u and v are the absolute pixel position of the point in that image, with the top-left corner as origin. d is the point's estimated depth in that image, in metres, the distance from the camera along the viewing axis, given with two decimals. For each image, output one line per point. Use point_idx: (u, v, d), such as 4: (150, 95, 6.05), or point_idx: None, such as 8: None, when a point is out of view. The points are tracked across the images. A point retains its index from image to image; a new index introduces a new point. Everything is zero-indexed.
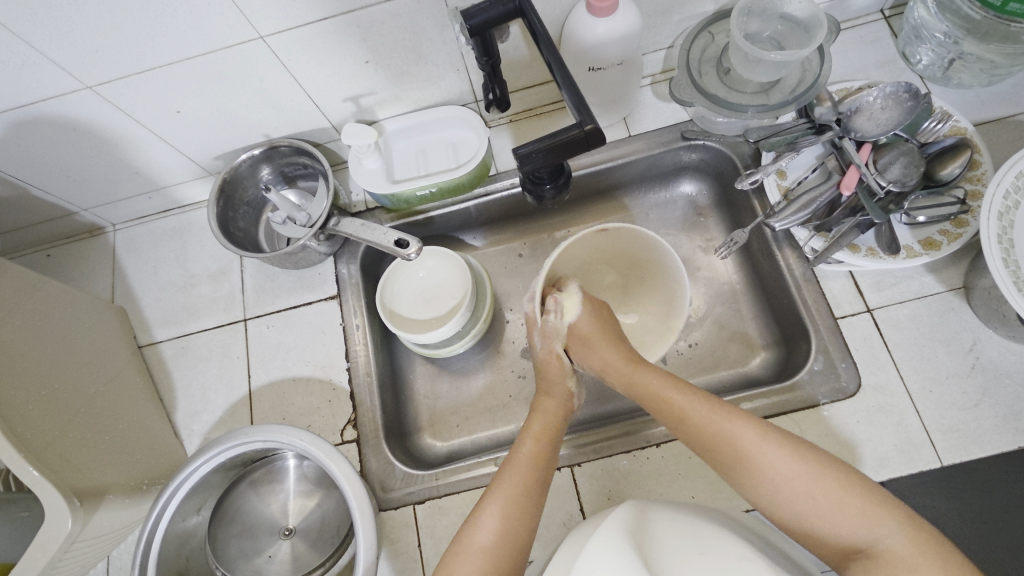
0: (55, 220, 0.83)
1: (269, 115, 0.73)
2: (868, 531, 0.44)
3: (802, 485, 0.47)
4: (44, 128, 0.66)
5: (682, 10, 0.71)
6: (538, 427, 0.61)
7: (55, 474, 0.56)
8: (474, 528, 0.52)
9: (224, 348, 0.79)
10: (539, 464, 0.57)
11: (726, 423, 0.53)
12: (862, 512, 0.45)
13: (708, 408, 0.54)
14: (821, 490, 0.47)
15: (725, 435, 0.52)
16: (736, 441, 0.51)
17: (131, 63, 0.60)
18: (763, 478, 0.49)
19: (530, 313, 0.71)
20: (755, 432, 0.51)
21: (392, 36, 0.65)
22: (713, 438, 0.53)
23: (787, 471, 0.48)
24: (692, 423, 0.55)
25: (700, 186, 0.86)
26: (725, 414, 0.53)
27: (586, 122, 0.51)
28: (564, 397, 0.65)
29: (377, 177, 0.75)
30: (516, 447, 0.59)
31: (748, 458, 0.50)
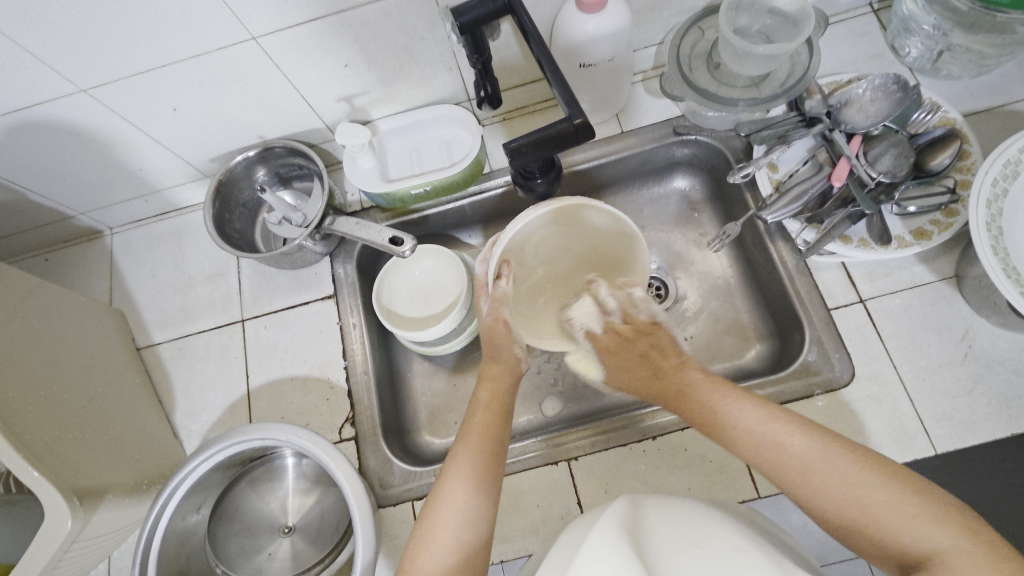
0: (52, 224, 0.84)
1: (263, 116, 0.74)
2: (933, 541, 0.39)
3: (860, 497, 0.42)
4: (40, 133, 0.66)
5: (672, 7, 0.72)
6: (486, 396, 0.62)
7: (54, 474, 0.56)
8: (434, 513, 0.51)
9: (222, 349, 0.79)
10: (489, 435, 0.57)
11: (783, 434, 0.47)
12: (921, 519, 0.40)
13: (763, 419, 0.49)
14: (884, 502, 0.41)
15: (783, 447, 0.47)
16: (793, 453, 0.46)
17: (125, 65, 0.60)
18: (819, 493, 0.44)
19: (481, 275, 0.71)
20: (817, 443, 0.46)
21: (383, 35, 0.65)
22: (767, 452, 0.48)
23: (845, 486, 0.43)
24: (744, 437, 0.50)
25: (693, 181, 0.86)
26: (783, 426, 0.48)
27: (576, 116, 0.51)
28: (512, 360, 0.66)
29: (371, 176, 0.76)
30: (468, 418, 0.60)
31: (807, 470, 0.45)
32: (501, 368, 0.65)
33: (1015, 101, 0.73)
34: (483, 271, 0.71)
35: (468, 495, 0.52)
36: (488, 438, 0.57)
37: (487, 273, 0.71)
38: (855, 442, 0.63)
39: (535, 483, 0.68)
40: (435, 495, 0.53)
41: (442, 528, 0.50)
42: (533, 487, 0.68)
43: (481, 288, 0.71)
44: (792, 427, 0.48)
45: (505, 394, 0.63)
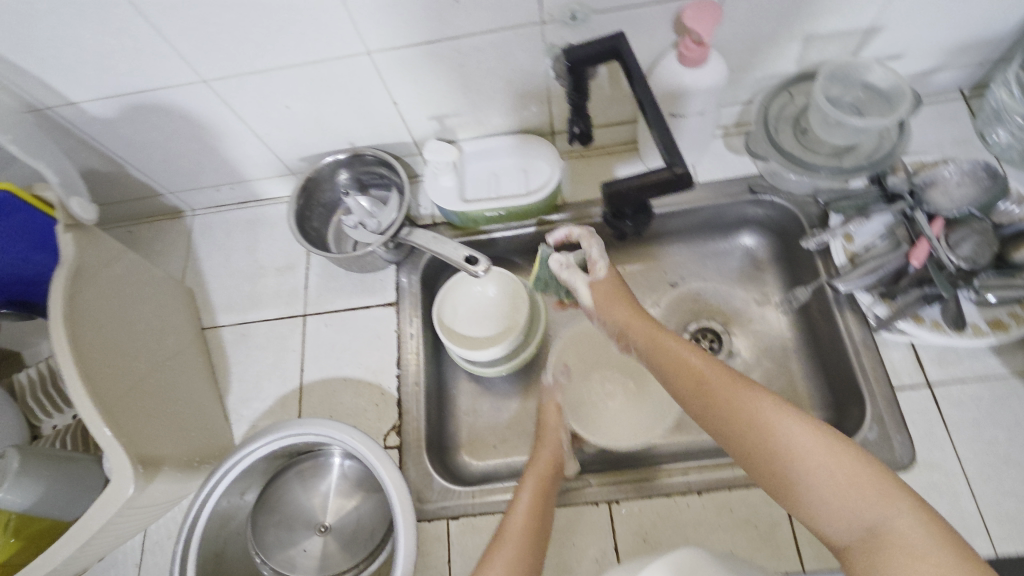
0: (142, 199, 0.88)
1: (358, 125, 0.77)
2: (886, 514, 0.46)
3: (835, 470, 0.49)
4: (156, 115, 0.70)
5: (765, 69, 0.74)
6: (541, 469, 0.66)
7: (125, 438, 0.58)
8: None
9: (281, 340, 0.81)
10: (545, 494, 0.64)
11: (760, 401, 0.54)
12: (878, 498, 0.47)
13: (758, 400, 0.55)
14: (860, 502, 0.47)
15: (794, 445, 0.51)
16: (801, 446, 0.51)
17: (247, 63, 0.64)
18: (788, 452, 0.51)
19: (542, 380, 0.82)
20: (824, 442, 0.50)
21: (487, 64, 0.68)
22: (744, 411, 0.55)
23: (819, 457, 0.50)
24: (761, 447, 0.53)
25: (760, 240, 0.87)
26: (784, 418, 0.53)
27: (677, 166, 0.52)
28: (556, 446, 0.70)
29: (450, 195, 0.78)
30: (515, 500, 0.63)
31: (782, 439, 0.52)
32: (551, 452, 0.69)
33: None
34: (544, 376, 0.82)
35: (523, 557, 0.59)
36: (544, 486, 0.65)
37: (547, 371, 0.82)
38: None
39: (572, 521, 0.68)
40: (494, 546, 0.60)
41: None
42: (571, 523, 0.67)
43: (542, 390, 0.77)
44: (770, 398, 0.55)
45: (552, 472, 0.67)
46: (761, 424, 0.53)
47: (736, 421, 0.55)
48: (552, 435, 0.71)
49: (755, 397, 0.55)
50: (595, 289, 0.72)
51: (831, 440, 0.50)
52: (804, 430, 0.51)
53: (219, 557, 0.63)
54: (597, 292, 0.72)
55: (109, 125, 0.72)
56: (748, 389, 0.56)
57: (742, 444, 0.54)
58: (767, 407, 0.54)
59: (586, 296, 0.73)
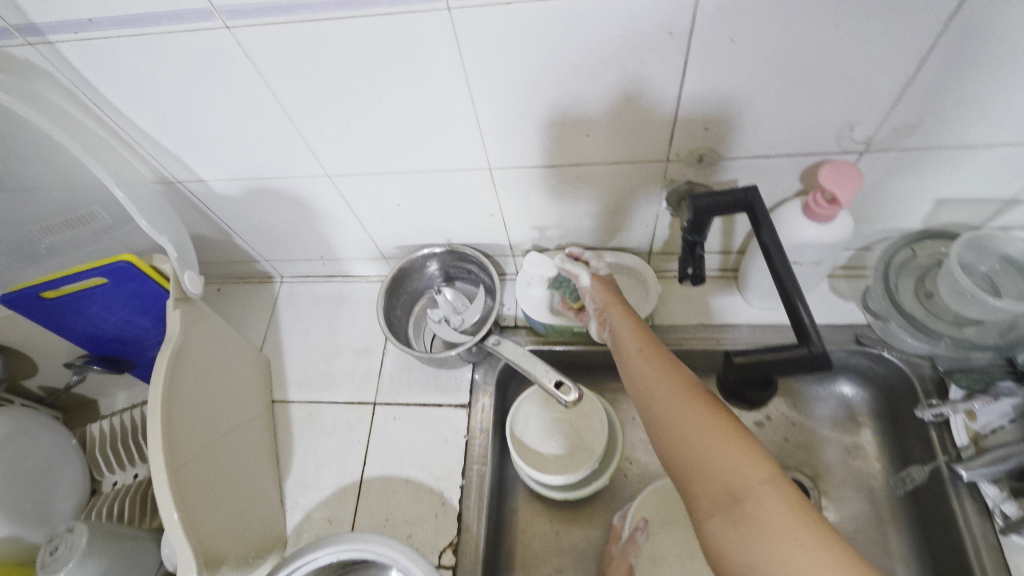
0: (238, 263, 0.91)
1: (460, 226, 0.78)
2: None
3: (755, 507, 0.44)
4: (273, 197, 0.73)
5: (887, 223, 0.71)
6: None
7: (196, 534, 0.57)
8: None
9: (348, 427, 0.80)
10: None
11: (711, 433, 0.48)
12: (750, 484, 0.45)
13: (709, 427, 0.49)
14: (778, 542, 0.42)
15: (720, 464, 0.46)
16: (728, 460, 0.46)
17: (371, 165, 0.66)
18: (709, 477, 0.46)
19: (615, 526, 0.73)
20: (742, 462, 0.46)
21: (602, 189, 0.68)
22: (698, 448, 0.48)
23: (772, 509, 0.43)
24: (689, 454, 0.48)
25: (860, 391, 0.80)
26: (708, 425, 0.49)
27: (814, 346, 0.46)
28: None
29: (540, 306, 0.78)
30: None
31: (724, 468, 0.46)
32: None
33: None
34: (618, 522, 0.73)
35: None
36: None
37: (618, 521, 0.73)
38: None
39: None
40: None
41: None
42: None
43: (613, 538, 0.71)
44: (724, 431, 0.48)
45: None
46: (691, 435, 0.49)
47: (667, 420, 0.51)
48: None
49: (699, 411, 0.50)
50: (594, 291, 0.69)
51: (764, 469, 0.45)
52: (735, 448, 0.47)
53: None
54: (592, 293, 0.69)
55: (229, 201, 0.75)
56: (694, 404, 0.50)
57: (670, 439, 0.50)
58: (691, 413, 0.50)
59: (587, 287, 0.70)
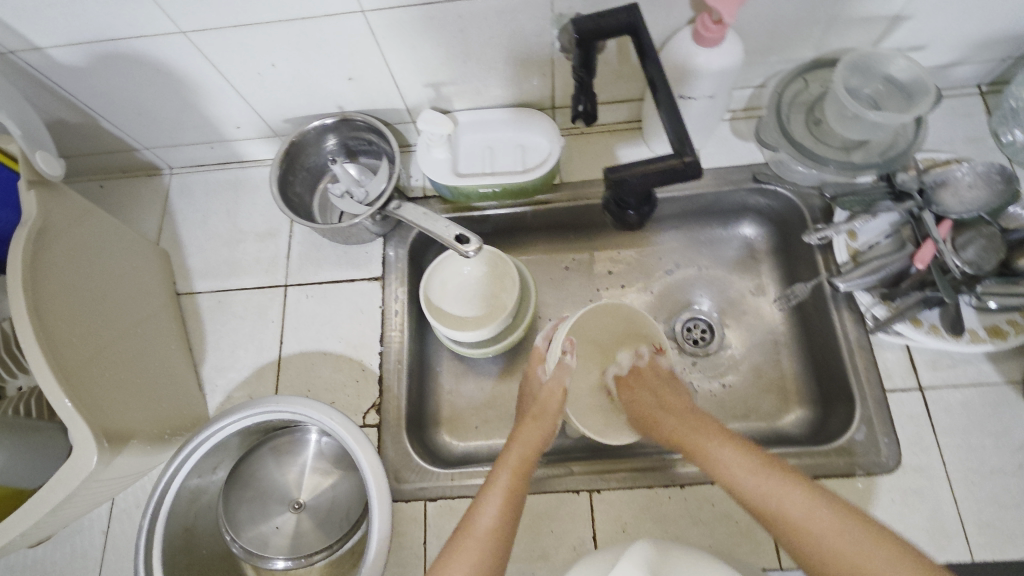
0: (116, 153, 0.83)
1: (348, 89, 0.73)
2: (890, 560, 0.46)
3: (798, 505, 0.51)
4: (126, 64, 0.65)
5: (781, 53, 0.70)
6: (515, 460, 0.60)
7: (89, 411, 0.56)
8: (465, 538, 0.54)
9: (260, 309, 0.79)
10: (513, 498, 0.57)
11: (737, 454, 0.56)
12: (784, 485, 0.53)
13: (731, 449, 0.57)
14: (853, 539, 0.48)
15: (754, 476, 0.54)
16: (771, 485, 0.53)
17: (228, 15, 0.59)
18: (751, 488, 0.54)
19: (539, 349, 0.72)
20: (786, 477, 0.53)
21: (489, 31, 0.63)
22: (732, 469, 0.56)
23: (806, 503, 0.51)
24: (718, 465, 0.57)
25: (760, 231, 0.84)
26: (728, 443, 0.58)
27: (687, 151, 0.46)
28: (543, 430, 0.64)
29: (442, 168, 0.74)
30: (493, 477, 0.59)
31: (758, 481, 0.54)
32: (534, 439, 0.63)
33: None
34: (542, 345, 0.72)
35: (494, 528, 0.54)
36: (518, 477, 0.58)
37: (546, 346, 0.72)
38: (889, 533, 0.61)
39: (551, 509, 0.66)
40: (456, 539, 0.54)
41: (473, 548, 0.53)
42: (548, 511, 0.66)
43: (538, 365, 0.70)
44: (745, 453, 0.56)
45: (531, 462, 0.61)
46: (714, 450, 0.58)
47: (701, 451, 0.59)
48: (546, 421, 0.64)
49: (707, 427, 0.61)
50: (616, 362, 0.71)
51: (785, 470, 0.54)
52: (765, 463, 0.55)
53: (190, 531, 0.63)
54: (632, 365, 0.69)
55: (77, 72, 0.66)
56: (709, 432, 0.60)
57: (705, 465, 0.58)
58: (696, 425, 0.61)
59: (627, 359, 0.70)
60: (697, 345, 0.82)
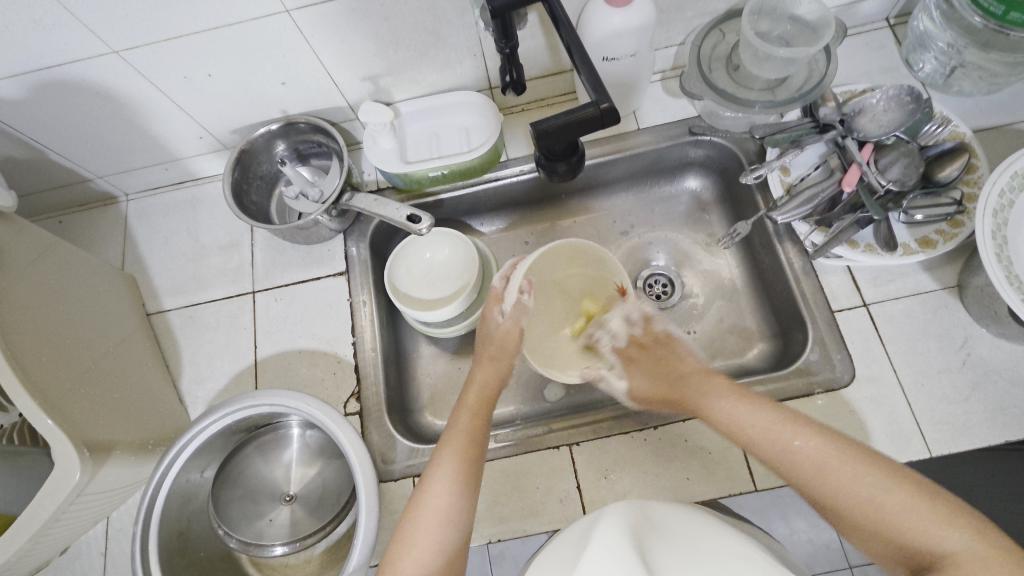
0: (70, 186, 0.84)
1: (289, 92, 0.75)
2: (947, 539, 0.43)
3: (864, 492, 0.48)
4: (66, 91, 0.67)
5: (696, 8, 0.73)
6: (473, 399, 0.66)
7: (67, 426, 0.57)
8: (426, 494, 0.56)
9: (231, 318, 0.80)
10: (473, 437, 0.61)
11: (796, 440, 0.53)
12: (850, 470, 0.49)
13: (790, 430, 0.54)
14: (903, 507, 0.46)
15: (803, 454, 0.52)
16: (819, 462, 0.51)
17: (158, 29, 0.61)
18: (815, 471, 0.51)
19: (497, 289, 0.74)
20: (831, 449, 0.51)
21: (413, 17, 0.66)
22: (783, 449, 0.54)
23: (872, 486, 0.48)
24: (765, 443, 0.55)
25: (704, 182, 0.88)
26: (785, 428, 0.54)
27: (603, 100, 0.52)
28: (502, 368, 0.70)
29: (390, 157, 0.76)
30: (455, 420, 0.64)
31: (813, 466, 0.51)
32: (492, 373, 0.69)
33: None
34: (500, 285, 0.74)
35: (451, 494, 0.56)
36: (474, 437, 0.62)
37: (504, 286, 0.74)
38: (852, 441, 0.65)
39: (535, 466, 0.69)
40: (418, 500, 0.57)
41: (436, 501, 0.56)
42: (533, 469, 0.69)
43: (496, 298, 0.73)
44: (807, 434, 0.53)
45: (488, 401, 0.67)
46: (757, 429, 0.56)
47: (755, 433, 0.56)
48: (502, 358, 0.70)
49: (746, 397, 0.59)
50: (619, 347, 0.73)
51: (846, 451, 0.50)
52: (810, 434, 0.53)
53: (185, 535, 0.64)
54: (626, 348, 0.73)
55: (18, 105, 0.68)
56: (774, 414, 0.56)
57: (763, 447, 0.56)
58: (740, 401, 0.59)
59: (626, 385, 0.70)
60: (659, 299, 0.85)
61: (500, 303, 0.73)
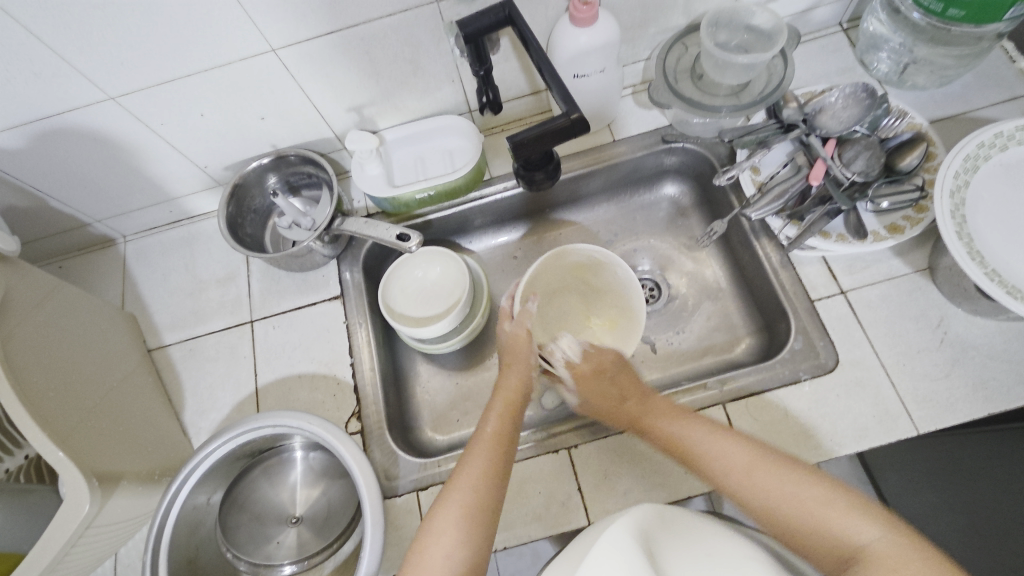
0: (69, 231, 0.87)
1: (277, 126, 0.78)
2: (864, 532, 0.46)
3: (793, 494, 0.51)
4: (65, 139, 0.70)
5: (658, 24, 0.78)
6: (501, 406, 0.66)
7: (76, 458, 0.59)
8: (439, 516, 0.55)
9: (231, 348, 0.82)
10: (500, 446, 0.61)
11: (734, 445, 0.56)
12: (780, 472, 0.53)
13: (724, 440, 0.58)
14: (825, 505, 0.49)
15: (734, 458, 0.56)
16: (750, 465, 0.54)
17: (151, 74, 0.65)
18: (756, 483, 0.53)
19: (507, 307, 0.77)
20: (761, 457, 0.55)
21: (392, 49, 0.70)
22: (717, 458, 0.57)
23: (797, 488, 0.51)
24: (703, 454, 0.58)
25: (682, 188, 0.91)
26: (724, 438, 0.58)
27: (572, 111, 0.56)
28: (524, 372, 0.70)
29: (378, 182, 0.79)
30: (481, 426, 0.64)
31: (750, 471, 0.54)
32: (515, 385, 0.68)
33: (977, 108, 0.79)
34: (508, 304, 0.77)
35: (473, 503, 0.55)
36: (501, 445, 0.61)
37: (511, 305, 0.77)
38: (841, 424, 0.67)
39: (536, 471, 0.70)
40: (434, 513, 0.55)
41: (443, 531, 0.53)
42: (534, 474, 0.70)
43: (506, 316, 0.76)
44: (735, 440, 0.57)
45: (517, 410, 0.66)
46: (694, 441, 0.59)
47: (709, 449, 0.58)
48: (521, 364, 0.71)
49: (686, 417, 0.62)
50: (574, 369, 0.72)
51: (770, 459, 0.54)
52: (738, 442, 0.57)
53: (194, 563, 0.64)
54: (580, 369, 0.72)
55: (19, 155, 0.71)
56: (713, 429, 0.59)
57: (713, 465, 0.57)
58: (676, 419, 0.63)
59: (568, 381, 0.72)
60: (647, 303, 0.87)
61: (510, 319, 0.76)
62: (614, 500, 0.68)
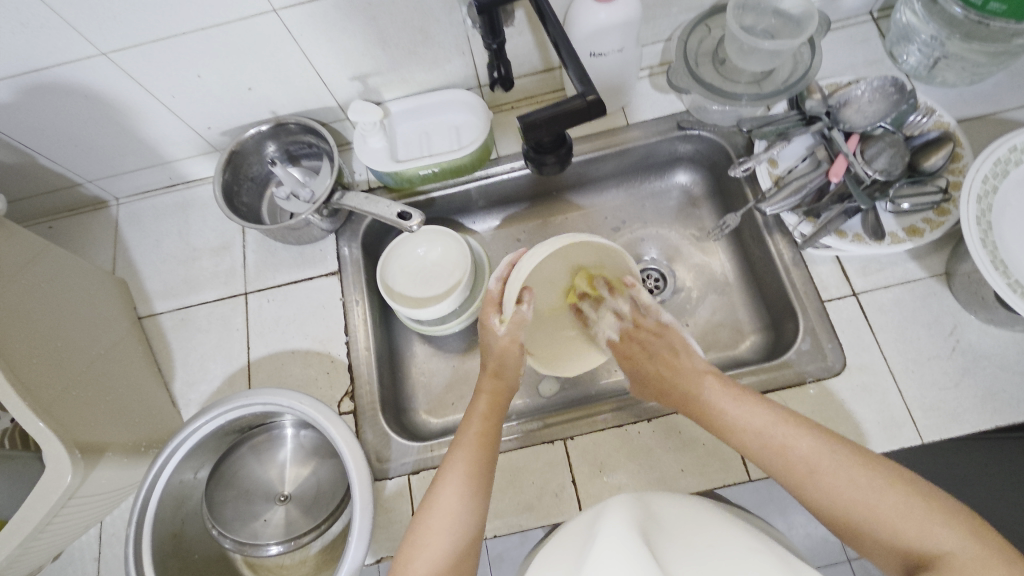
0: (60, 191, 0.84)
1: (278, 92, 0.75)
2: (943, 541, 0.43)
3: (868, 498, 0.47)
4: (54, 94, 0.67)
5: (681, 3, 0.74)
6: (484, 408, 0.64)
7: (58, 427, 0.57)
8: (430, 518, 0.54)
9: (224, 320, 0.80)
10: (485, 445, 0.60)
11: (800, 440, 0.52)
12: (852, 472, 0.49)
13: (788, 433, 0.53)
14: (900, 509, 0.45)
15: (796, 455, 0.52)
16: (818, 461, 0.51)
17: (146, 30, 0.61)
18: (821, 486, 0.50)
19: (493, 293, 0.69)
20: (824, 446, 0.51)
21: (401, 15, 0.66)
22: (777, 452, 0.53)
23: (872, 490, 0.47)
24: (765, 446, 0.54)
25: (694, 176, 0.88)
26: (789, 431, 0.53)
27: (590, 93, 0.53)
28: (512, 371, 0.67)
29: (380, 155, 0.76)
30: (463, 428, 0.62)
31: (814, 472, 0.50)
32: (501, 385, 0.67)
33: (1007, 109, 0.75)
34: (496, 289, 0.69)
35: (463, 496, 0.55)
36: (485, 447, 0.59)
37: (500, 291, 0.69)
38: (845, 429, 0.65)
39: (530, 461, 0.69)
40: (421, 513, 0.55)
41: (438, 530, 0.53)
42: (528, 464, 0.69)
43: (491, 303, 0.69)
44: (805, 432, 0.53)
45: (500, 406, 0.65)
46: (752, 423, 0.56)
47: (773, 442, 0.54)
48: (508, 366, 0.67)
49: (755, 401, 0.58)
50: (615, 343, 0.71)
51: (844, 458, 0.50)
52: (804, 435, 0.53)
53: (179, 537, 0.64)
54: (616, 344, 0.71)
55: (6, 110, 0.68)
56: (780, 418, 0.55)
57: (771, 458, 0.54)
58: (740, 400, 0.58)
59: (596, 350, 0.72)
60: (652, 294, 0.85)
61: (497, 309, 0.69)
62: (607, 494, 0.67)
